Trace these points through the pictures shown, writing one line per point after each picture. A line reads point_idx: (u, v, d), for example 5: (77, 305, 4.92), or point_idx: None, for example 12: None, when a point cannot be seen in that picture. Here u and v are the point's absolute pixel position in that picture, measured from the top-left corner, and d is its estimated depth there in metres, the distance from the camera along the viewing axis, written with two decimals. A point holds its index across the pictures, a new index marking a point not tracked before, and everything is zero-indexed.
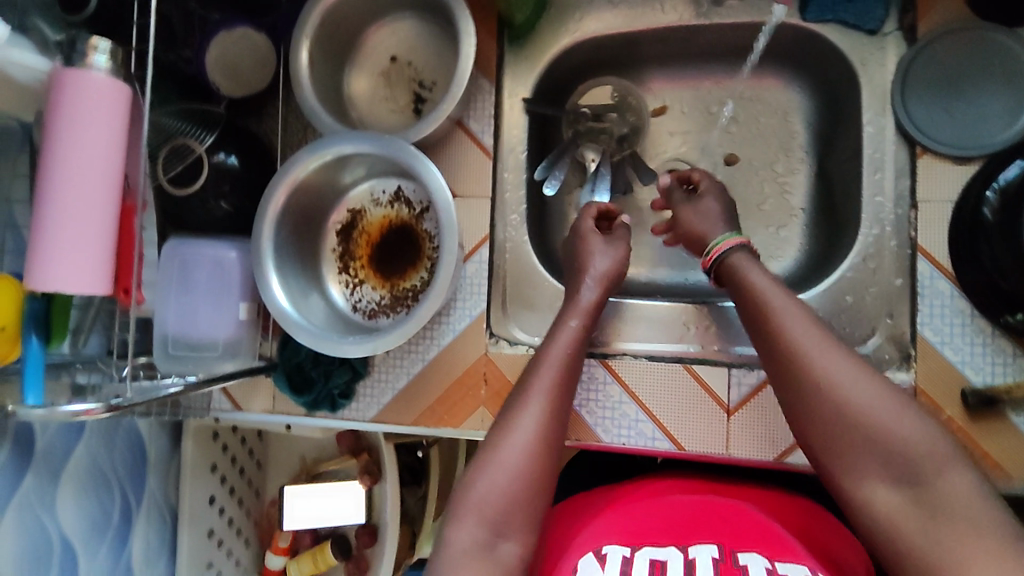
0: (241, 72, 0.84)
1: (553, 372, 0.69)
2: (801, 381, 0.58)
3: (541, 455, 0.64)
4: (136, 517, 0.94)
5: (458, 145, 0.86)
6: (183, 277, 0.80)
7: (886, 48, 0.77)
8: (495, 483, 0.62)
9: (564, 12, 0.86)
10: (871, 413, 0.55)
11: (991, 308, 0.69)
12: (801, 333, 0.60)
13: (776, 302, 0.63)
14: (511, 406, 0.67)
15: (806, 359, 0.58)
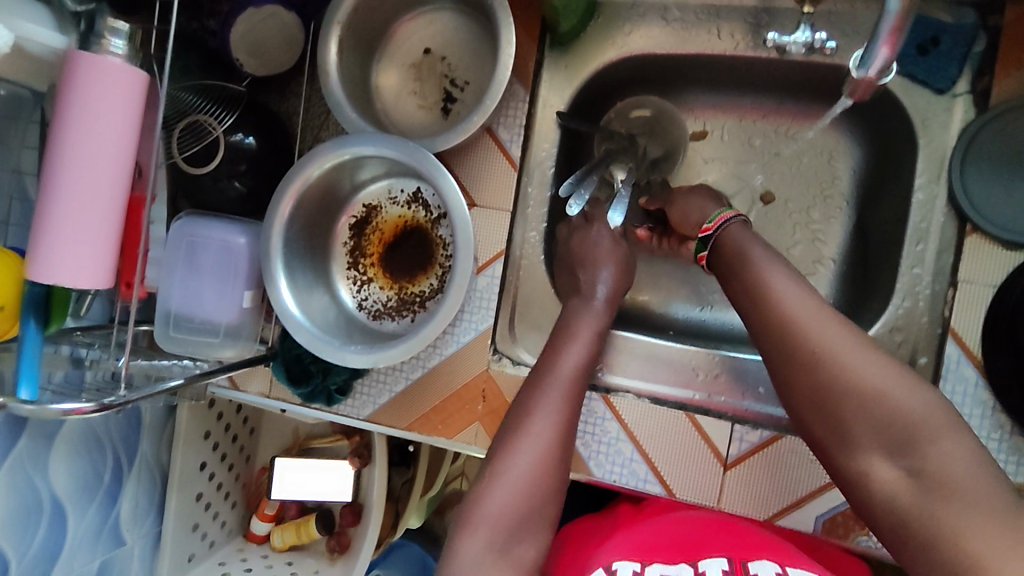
0: (265, 52, 0.79)
1: (566, 373, 0.67)
2: (787, 345, 0.55)
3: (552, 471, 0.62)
4: (126, 477, 0.95)
5: (484, 152, 0.82)
6: (190, 259, 0.78)
7: (952, 111, 0.72)
8: (505, 496, 0.59)
9: (614, 24, 0.81)
10: (861, 377, 0.52)
11: (1016, 405, 0.66)
12: (790, 299, 0.57)
13: (766, 265, 0.59)
14: (521, 409, 0.65)
15: (793, 325, 0.55)
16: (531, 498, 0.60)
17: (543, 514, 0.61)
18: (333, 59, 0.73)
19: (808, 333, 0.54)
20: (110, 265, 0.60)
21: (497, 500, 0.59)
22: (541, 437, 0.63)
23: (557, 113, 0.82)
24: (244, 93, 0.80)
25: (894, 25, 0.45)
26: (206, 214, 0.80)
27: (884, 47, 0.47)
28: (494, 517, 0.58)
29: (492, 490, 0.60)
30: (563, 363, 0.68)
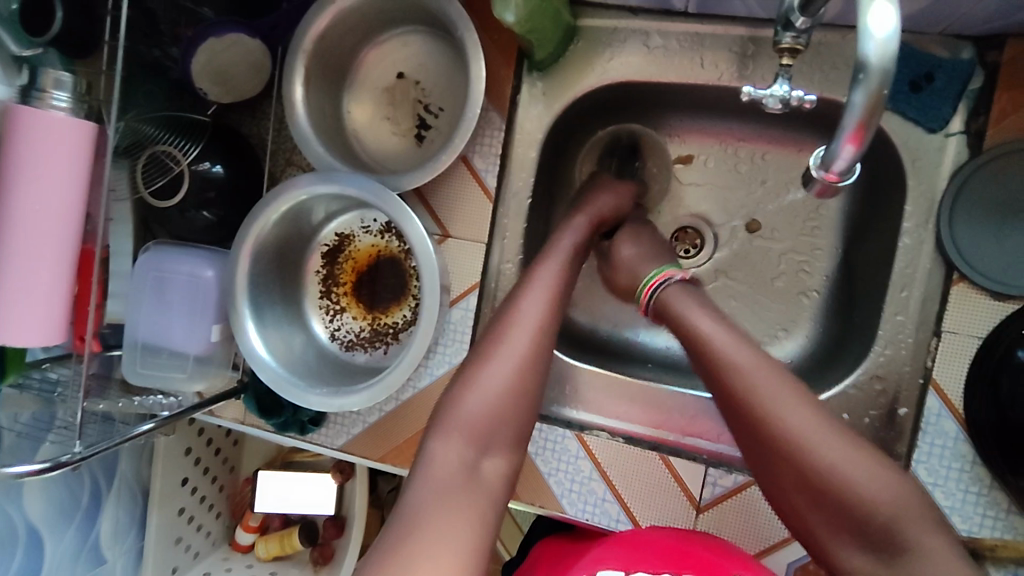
0: (232, 79, 0.77)
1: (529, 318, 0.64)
2: (762, 432, 0.54)
3: (498, 432, 0.59)
4: (106, 497, 0.96)
5: (459, 182, 0.80)
6: (158, 292, 0.77)
7: (946, 150, 0.68)
8: (449, 453, 0.56)
9: (594, 48, 0.77)
10: (838, 468, 0.51)
11: (996, 461, 0.65)
12: (761, 381, 0.55)
13: (731, 343, 0.58)
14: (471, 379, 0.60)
15: (767, 410, 0.54)
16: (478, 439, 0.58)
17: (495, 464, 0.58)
18: (299, 95, 0.71)
19: (784, 422, 0.53)
20: (64, 325, 0.59)
21: (444, 455, 0.56)
22: (493, 387, 0.60)
23: (534, 160, 0.80)
24: (209, 121, 0.79)
25: (858, 121, 0.42)
26: (175, 243, 0.78)
27: (847, 146, 0.44)
28: (442, 478, 0.55)
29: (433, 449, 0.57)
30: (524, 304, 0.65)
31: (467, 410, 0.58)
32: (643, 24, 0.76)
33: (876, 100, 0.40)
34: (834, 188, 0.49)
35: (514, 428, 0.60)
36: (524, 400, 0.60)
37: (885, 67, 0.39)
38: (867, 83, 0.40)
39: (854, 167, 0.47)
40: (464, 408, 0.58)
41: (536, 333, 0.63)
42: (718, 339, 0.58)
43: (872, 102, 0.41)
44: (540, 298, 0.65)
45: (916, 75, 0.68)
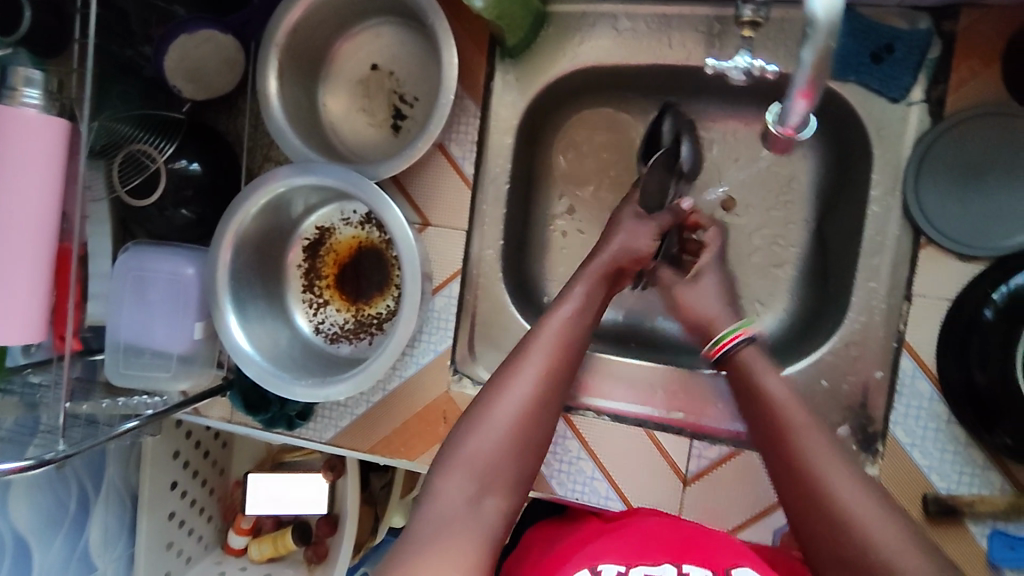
0: (205, 76, 0.77)
1: (547, 355, 0.64)
2: (812, 505, 0.53)
3: (506, 472, 0.58)
4: (94, 503, 0.95)
5: (437, 170, 0.81)
6: (139, 291, 0.76)
7: (909, 118, 0.70)
8: (459, 477, 0.56)
9: (564, 33, 0.78)
10: (882, 546, 0.49)
11: (969, 419, 0.67)
12: (820, 453, 0.55)
13: (798, 411, 0.58)
14: (487, 414, 0.60)
15: (820, 482, 0.54)
16: (491, 473, 0.57)
17: (506, 489, 0.57)
18: (274, 88, 0.71)
19: (834, 494, 0.53)
20: (43, 325, 0.59)
21: (455, 483, 0.56)
22: (505, 420, 0.59)
23: (509, 146, 0.81)
24: (184, 118, 0.79)
25: (807, 77, 0.44)
26: (155, 243, 0.78)
27: (800, 100, 0.46)
28: (451, 505, 0.55)
29: (444, 472, 0.57)
30: (543, 344, 0.64)
31: (484, 450, 0.58)
32: (611, 7, 0.77)
33: (822, 57, 0.42)
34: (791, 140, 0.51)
35: (523, 470, 0.59)
36: (533, 437, 0.61)
37: (832, 23, 0.41)
38: (814, 38, 0.41)
39: (807, 117, 0.51)
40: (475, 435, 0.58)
41: (551, 371, 0.63)
42: (784, 399, 0.59)
43: (820, 57, 0.43)
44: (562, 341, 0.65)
45: (876, 47, 0.70)
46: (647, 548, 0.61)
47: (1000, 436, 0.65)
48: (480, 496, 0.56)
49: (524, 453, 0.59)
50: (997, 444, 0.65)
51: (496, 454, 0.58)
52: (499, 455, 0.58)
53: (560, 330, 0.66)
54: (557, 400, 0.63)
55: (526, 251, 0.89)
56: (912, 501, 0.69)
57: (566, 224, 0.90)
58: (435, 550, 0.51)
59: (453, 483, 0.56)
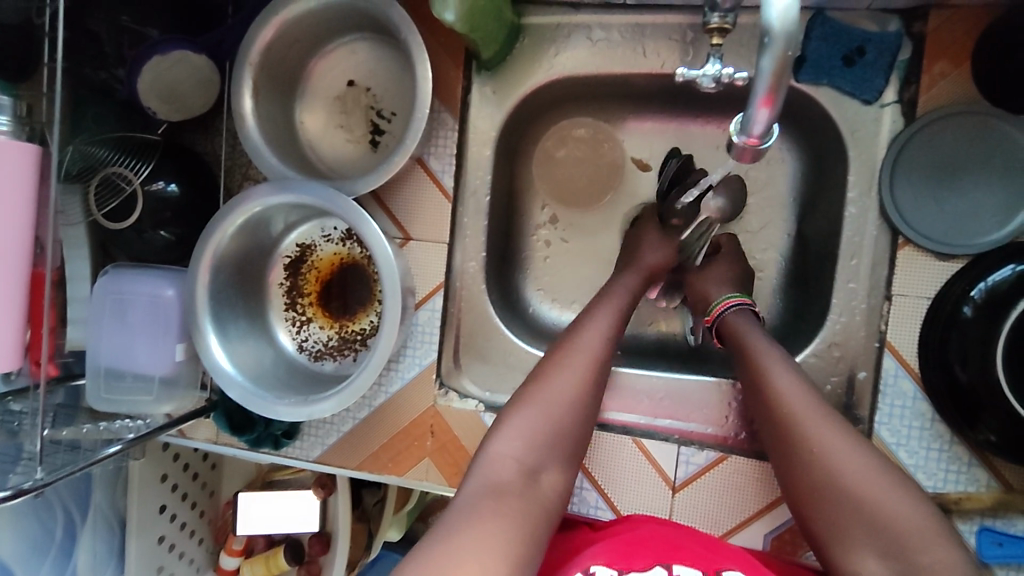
0: (181, 97, 0.77)
1: (594, 339, 0.66)
2: (793, 445, 0.59)
3: (563, 437, 0.61)
4: (81, 529, 0.94)
5: (417, 184, 0.80)
6: (119, 314, 0.76)
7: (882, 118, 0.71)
8: (515, 444, 0.58)
9: (540, 44, 0.79)
10: (859, 480, 0.54)
11: (953, 417, 0.67)
12: (801, 399, 0.60)
13: (779, 363, 0.64)
14: (541, 381, 0.63)
15: (799, 423, 0.59)
16: (545, 444, 0.59)
17: (559, 464, 0.60)
18: (248, 107, 0.71)
19: (813, 434, 0.58)
20: (20, 351, 0.59)
21: (509, 449, 0.58)
22: (564, 393, 0.62)
23: (489, 158, 0.81)
24: (160, 140, 0.78)
25: (768, 84, 0.44)
26: (134, 266, 0.78)
27: (761, 108, 0.46)
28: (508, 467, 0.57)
29: (501, 437, 0.59)
30: (590, 333, 0.67)
31: (541, 413, 0.61)
32: (585, 18, 0.77)
33: (782, 64, 0.42)
34: (756, 154, 0.51)
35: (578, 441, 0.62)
36: (591, 410, 0.63)
37: (788, 32, 0.41)
38: (772, 47, 0.41)
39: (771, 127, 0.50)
40: (527, 406, 0.61)
41: (605, 351, 0.66)
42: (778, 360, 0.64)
43: (779, 65, 0.43)
44: (612, 320, 0.69)
45: (847, 51, 0.71)
46: (638, 548, 0.62)
47: (983, 435, 0.65)
48: (535, 467, 0.58)
49: (574, 427, 0.62)
50: (981, 442, 0.66)
51: (546, 427, 0.60)
52: (550, 426, 0.60)
53: (606, 312, 0.70)
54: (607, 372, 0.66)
55: (511, 262, 0.89)
56: None
57: (549, 234, 0.91)
58: (481, 512, 0.53)
59: (508, 445, 0.58)
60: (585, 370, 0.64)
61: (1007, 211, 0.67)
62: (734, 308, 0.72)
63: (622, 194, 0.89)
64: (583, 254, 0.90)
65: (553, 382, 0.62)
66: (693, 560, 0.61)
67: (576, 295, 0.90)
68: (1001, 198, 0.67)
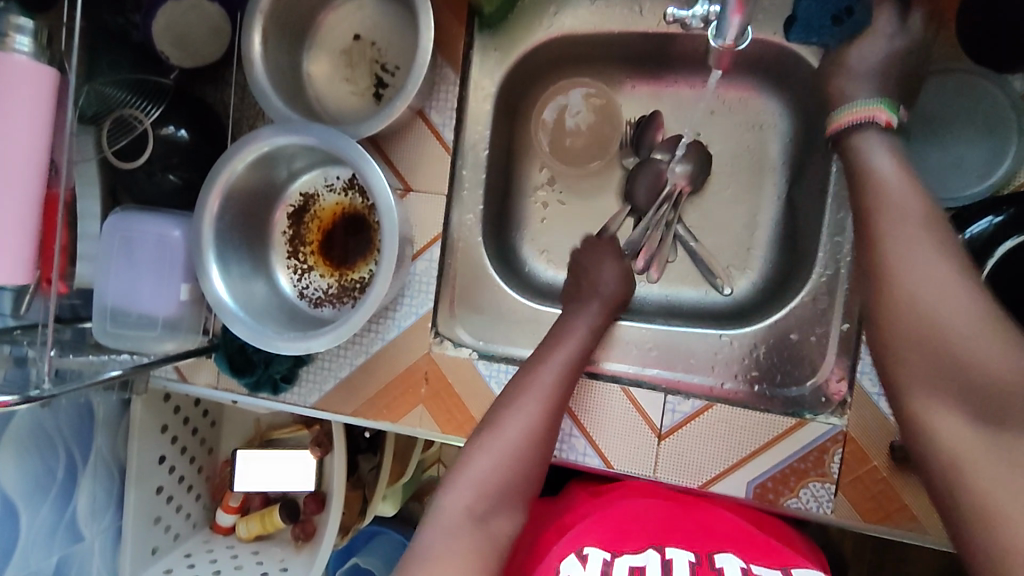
0: (192, 44, 0.81)
1: (543, 386, 0.71)
2: (895, 285, 0.53)
3: (511, 478, 0.64)
4: (81, 474, 0.96)
5: (418, 137, 0.83)
6: (126, 251, 0.78)
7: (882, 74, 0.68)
8: (466, 493, 0.61)
9: (542, 3, 0.83)
10: (959, 326, 0.50)
11: None
12: (913, 239, 0.54)
13: (898, 197, 0.57)
14: (485, 429, 0.67)
15: (904, 265, 0.54)
16: (493, 493, 0.62)
17: (507, 510, 0.62)
18: (258, 51, 0.74)
19: (917, 276, 0.53)
20: (32, 266, 0.62)
21: (459, 500, 0.61)
22: (510, 436, 0.66)
23: (488, 114, 0.84)
24: (172, 86, 0.81)
25: None
26: (141, 207, 0.80)
27: (734, 16, 0.55)
28: (458, 514, 0.60)
29: (454, 483, 0.62)
30: (536, 381, 0.71)
31: (485, 458, 0.64)
32: None
33: None
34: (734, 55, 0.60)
35: (525, 481, 0.65)
36: (536, 451, 0.67)
37: None
38: None
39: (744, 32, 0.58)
40: (478, 454, 0.64)
41: (550, 393, 0.70)
42: (896, 187, 0.57)
43: None
44: (559, 362, 0.74)
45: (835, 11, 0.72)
46: (629, 536, 0.64)
47: None
48: (485, 514, 0.60)
49: (520, 470, 0.65)
50: None
51: (496, 471, 0.63)
52: (500, 474, 0.63)
53: (555, 355, 0.74)
54: (558, 406, 0.71)
55: (509, 221, 0.92)
56: (876, 450, 0.72)
57: (546, 195, 0.93)
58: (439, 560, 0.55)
59: (462, 490, 0.61)
60: (529, 416, 0.68)
61: (987, 165, 0.69)
62: (864, 122, 0.63)
63: (618, 156, 0.91)
64: (580, 215, 0.92)
65: (502, 427, 0.66)
66: (689, 543, 0.63)
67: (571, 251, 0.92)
68: (983, 152, 0.69)
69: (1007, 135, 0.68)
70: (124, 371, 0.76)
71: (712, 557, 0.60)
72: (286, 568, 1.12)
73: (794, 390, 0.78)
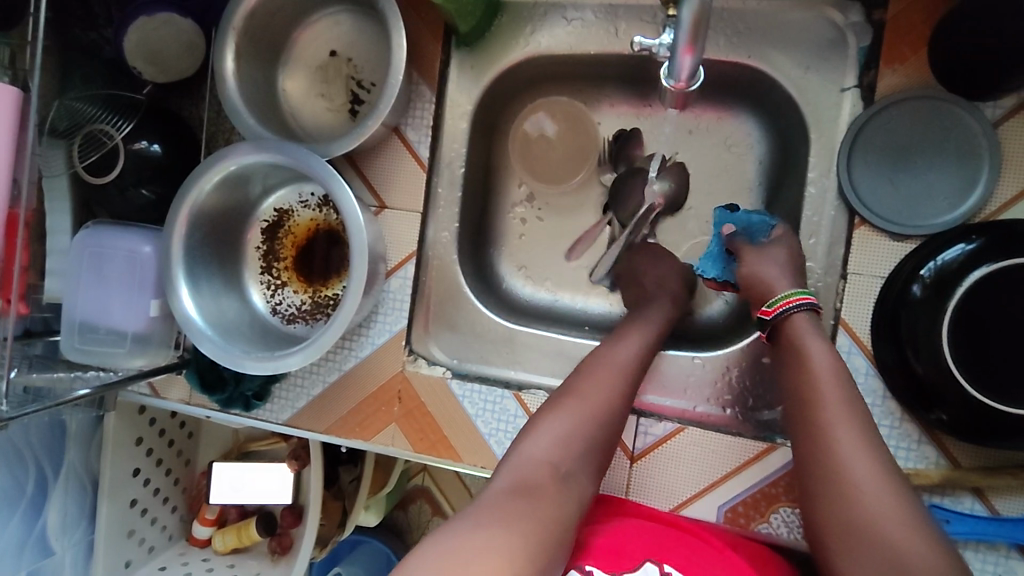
0: (165, 59, 0.80)
1: (627, 346, 0.71)
2: (829, 489, 0.56)
3: (592, 437, 0.63)
4: (53, 487, 0.95)
5: (394, 155, 0.82)
6: (96, 267, 0.77)
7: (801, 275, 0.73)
8: (545, 445, 0.61)
9: (518, 22, 0.83)
10: (875, 516, 0.53)
11: (913, 405, 0.69)
12: (846, 436, 0.57)
13: (829, 386, 0.61)
14: (572, 383, 0.67)
15: (838, 461, 0.56)
16: (574, 451, 0.61)
17: (583, 473, 0.62)
18: (230, 70, 0.73)
19: (843, 467, 0.56)
20: None
21: (540, 451, 0.60)
22: (602, 392, 0.65)
23: (464, 131, 0.84)
24: (145, 100, 0.81)
25: (688, 35, 0.52)
26: (113, 222, 0.79)
27: (686, 55, 0.55)
28: (539, 468, 0.59)
29: (534, 438, 0.61)
30: (611, 357, 0.69)
31: (569, 409, 0.63)
32: None
33: (699, 15, 0.51)
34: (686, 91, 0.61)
35: (603, 444, 0.64)
36: (621, 412, 0.66)
37: None
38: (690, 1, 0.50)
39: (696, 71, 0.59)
40: (554, 420, 0.63)
41: (637, 355, 0.70)
42: (828, 364, 0.62)
43: (697, 18, 0.51)
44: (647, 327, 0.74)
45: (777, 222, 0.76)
46: (625, 548, 0.64)
47: (937, 415, 0.67)
48: (566, 474, 0.60)
49: (599, 434, 0.64)
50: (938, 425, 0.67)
51: (575, 432, 0.62)
52: (581, 432, 0.62)
53: (639, 323, 0.74)
54: (643, 370, 0.71)
55: (487, 238, 0.92)
56: None
57: (525, 212, 0.93)
58: (514, 507, 0.54)
59: (539, 448, 0.60)
60: (612, 382, 0.67)
61: (960, 193, 0.69)
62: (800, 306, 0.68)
63: (597, 174, 0.91)
64: (558, 232, 0.92)
65: (589, 387, 0.65)
66: (684, 561, 0.63)
67: (548, 270, 0.92)
68: (955, 180, 0.69)
69: (978, 163, 0.68)
70: (89, 391, 0.75)
71: None
72: None
73: (767, 415, 0.78)
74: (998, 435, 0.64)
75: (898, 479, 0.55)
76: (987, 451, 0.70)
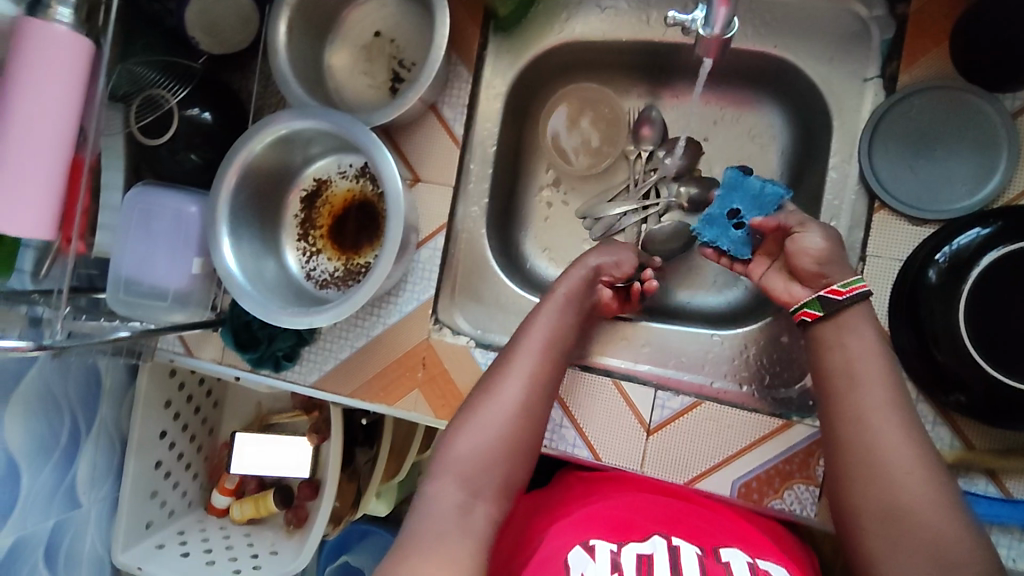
0: (222, 32, 0.86)
1: (534, 345, 0.73)
2: (863, 478, 0.59)
3: (496, 456, 0.66)
4: (85, 440, 0.98)
5: (430, 130, 0.86)
6: (145, 222, 0.81)
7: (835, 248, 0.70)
8: (449, 485, 0.64)
9: (554, 9, 0.87)
10: (911, 502, 0.56)
11: (929, 385, 0.70)
12: (882, 425, 0.59)
13: (871, 367, 0.61)
14: (472, 402, 0.70)
15: (872, 455, 0.58)
16: (475, 477, 0.65)
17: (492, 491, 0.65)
18: (282, 41, 0.78)
19: (882, 455, 0.58)
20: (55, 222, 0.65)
21: (445, 492, 0.64)
22: (503, 408, 0.68)
23: (497, 111, 0.88)
24: (200, 70, 0.86)
25: None
26: (162, 183, 0.83)
27: (721, 7, 0.59)
28: (446, 507, 0.63)
29: (436, 480, 0.65)
30: (512, 361, 0.72)
31: (472, 435, 0.66)
32: None
33: None
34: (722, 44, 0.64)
35: (512, 457, 0.68)
36: (527, 418, 0.69)
37: None
38: None
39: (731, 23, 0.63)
40: (465, 437, 0.67)
41: (542, 352, 0.73)
42: (866, 351, 0.63)
43: None
44: (554, 318, 0.75)
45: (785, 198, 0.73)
46: (634, 522, 0.68)
47: (954, 396, 0.68)
48: (469, 503, 0.64)
49: (505, 453, 0.67)
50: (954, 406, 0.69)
51: (477, 460, 0.65)
52: (484, 455, 0.66)
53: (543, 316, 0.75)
54: (550, 371, 0.73)
55: (514, 217, 0.95)
56: None
57: (551, 195, 0.96)
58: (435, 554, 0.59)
59: (442, 489, 0.64)
60: (513, 395, 0.69)
61: (977, 180, 0.71)
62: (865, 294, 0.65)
63: (624, 158, 0.94)
64: None
65: (486, 407, 0.68)
66: (694, 534, 0.67)
67: (572, 251, 0.95)
68: (974, 168, 0.71)
69: (997, 151, 0.71)
70: (132, 330, 0.78)
71: (718, 551, 0.63)
72: (276, 551, 1.13)
73: (784, 392, 0.80)
74: (1014, 415, 0.65)
75: (929, 456, 0.58)
76: (1002, 434, 0.71)
